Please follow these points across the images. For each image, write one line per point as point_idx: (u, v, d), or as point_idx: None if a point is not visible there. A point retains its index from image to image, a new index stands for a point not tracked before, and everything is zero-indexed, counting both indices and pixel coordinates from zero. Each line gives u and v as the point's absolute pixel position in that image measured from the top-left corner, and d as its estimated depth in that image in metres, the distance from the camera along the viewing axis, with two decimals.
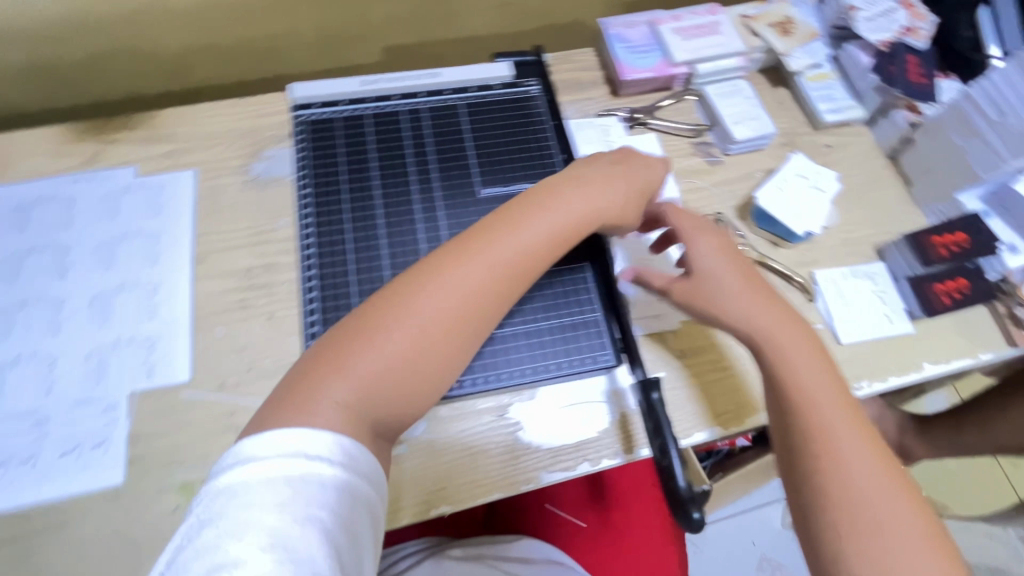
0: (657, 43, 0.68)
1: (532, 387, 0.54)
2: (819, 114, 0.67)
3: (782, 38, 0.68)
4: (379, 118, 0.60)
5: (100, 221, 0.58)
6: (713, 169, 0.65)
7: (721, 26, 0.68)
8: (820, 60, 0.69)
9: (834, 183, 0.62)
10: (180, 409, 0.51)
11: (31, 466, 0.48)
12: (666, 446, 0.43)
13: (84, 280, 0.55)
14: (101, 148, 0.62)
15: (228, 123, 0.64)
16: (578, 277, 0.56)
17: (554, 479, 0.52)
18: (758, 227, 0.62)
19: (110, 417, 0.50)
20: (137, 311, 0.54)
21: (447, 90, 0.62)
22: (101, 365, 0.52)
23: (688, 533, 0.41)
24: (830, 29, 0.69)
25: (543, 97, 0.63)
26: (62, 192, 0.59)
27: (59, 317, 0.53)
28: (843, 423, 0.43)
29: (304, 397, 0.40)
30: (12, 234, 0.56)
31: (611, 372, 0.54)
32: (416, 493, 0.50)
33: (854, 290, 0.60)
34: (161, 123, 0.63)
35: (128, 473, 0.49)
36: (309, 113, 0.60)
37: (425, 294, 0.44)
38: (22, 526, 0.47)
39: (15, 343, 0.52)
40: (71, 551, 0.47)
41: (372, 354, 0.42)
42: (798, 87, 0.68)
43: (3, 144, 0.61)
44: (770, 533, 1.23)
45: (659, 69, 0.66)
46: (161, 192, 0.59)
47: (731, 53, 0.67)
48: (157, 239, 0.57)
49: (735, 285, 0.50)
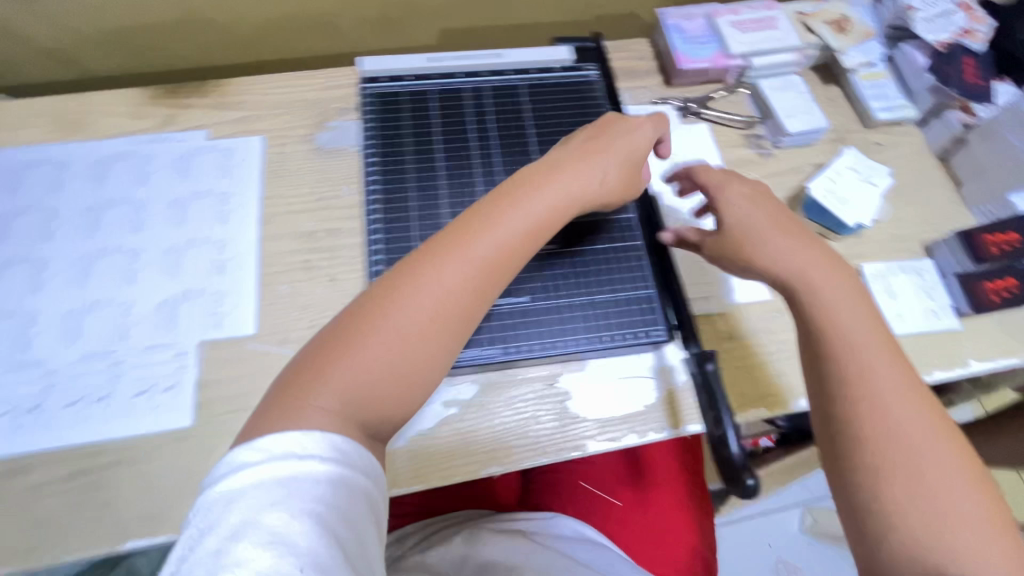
0: (713, 35, 0.69)
1: (584, 358, 0.55)
2: (872, 113, 0.68)
3: (838, 36, 0.69)
4: (444, 94, 0.62)
5: (173, 179, 0.60)
6: (764, 160, 0.67)
7: (778, 21, 0.70)
8: (874, 59, 0.70)
9: (886, 178, 0.62)
10: (247, 360, 0.53)
11: (107, 404, 0.51)
12: (722, 416, 0.45)
13: (158, 234, 0.58)
14: (175, 111, 0.64)
15: (295, 93, 0.66)
16: (633, 256, 0.58)
17: (601, 449, 0.53)
18: (807, 218, 0.63)
19: (180, 363, 0.53)
20: (207, 266, 0.57)
21: (509, 71, 0.64)
22: (173, 314, 0.54)
23: (742, 498, 0.42)
24: (887, 29, 0.71)
25: (602, 81, 0.65)
26: (139, 151, 0.61)
27: (134, 267, 0.56)
28: (885, 374, 0.43)
29: (291, 406, 0.39)
30: (92, 188, 0.59)
31: (661, 349, 0.56)
32: (467, 452, 0.52)
33: (901, 284, 0.60)
34: (232, 90, 0.66)
35: (196, 417, 0.51)
36: (377, 87, 0.63)
37: (411, 290, 0.42)
38: (97, 460, 0.49)
39: (93, 289, 0.55)
40: (141, 487, 0.49)
41: (357, 358, 0.40)
42: (852, 85, 0.69)
43: (83, 102, 0.64)
44: (788, 536, 1.23)
45: (715, 60, 0.68)
46: (231, 156, 0.62)
47: (787, 48, 0.68)
48: (226, 199, 0.60)
49: (776, 233, 0.50)
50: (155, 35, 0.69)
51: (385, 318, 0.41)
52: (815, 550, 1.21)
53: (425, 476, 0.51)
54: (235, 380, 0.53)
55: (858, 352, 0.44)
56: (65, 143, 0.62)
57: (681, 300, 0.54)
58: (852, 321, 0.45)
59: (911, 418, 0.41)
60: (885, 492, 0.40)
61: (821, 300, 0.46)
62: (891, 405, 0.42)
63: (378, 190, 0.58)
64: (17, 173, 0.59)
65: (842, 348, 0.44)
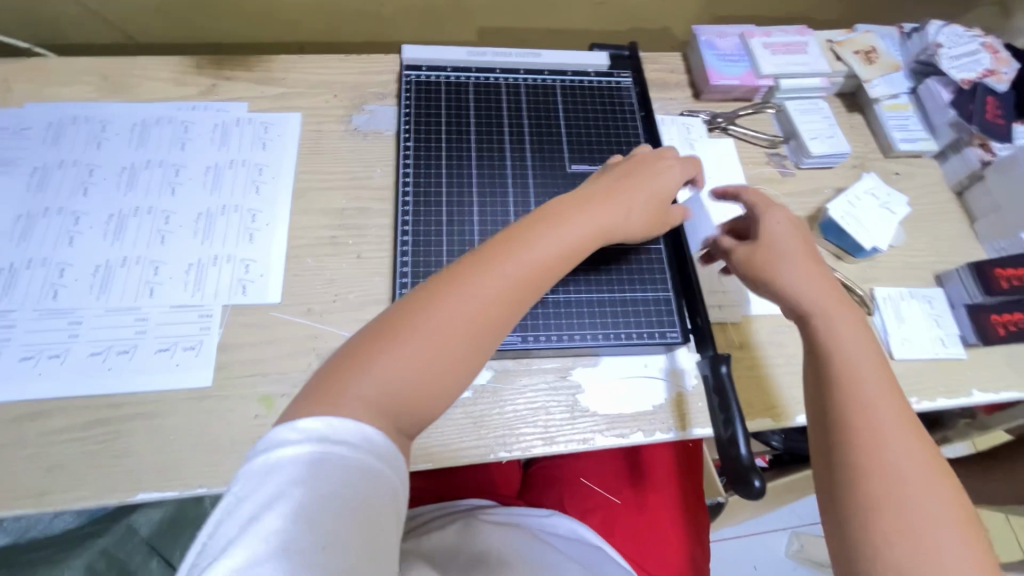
0: (745, 55, 0.71)
1: (598, 353, 0.56)
2: (894, 142, 0.70)
3: (866, 66, 0.71)
4: (481, 87, 0.64)
5: (211, 147, 0.62)
6: (785, 179, 0.68)
7: (809, 46, 0.72)
8: (899, 91, 0.72)
9: (904, 207, 0.64)
10: (269, 327, 0.54)
11: (130, 357, 0.52)
12: (731, 418, 0.47)
13: (191, 198, 0.59)
14: (216, 82, 0.66)
15: (334, 75, 0.68)
16: (654, 258, 0.59)
17: (609, 443, 0.53)
18: (825, 239, 0.64)
19: (205, 324, 0.54)
20: (237, 233, 0.58)
21: (545, 72, 0.66)
22: (201, 276, 0.56)
23: (748, 499, 0.43)
24: (913, 64, 0.72)
25: (634, 89, 0.67)
26: (179, 117, 0.63)
27: (166, 227, 0.57)
28: (888, 405, 0.41)
29: (327, 394, 0.35)
30: (131, 148, 0.61)
31: (673, 352, 0.57)
32: (477, 435, 0.52)
33: (911, 310, 0.62)
34: (274, 67, 0.68)
35: (216, 377, 0.52)
36: (417, 75, 0.64)
37: (450, 298, 0.39)
38: (116, 411, 0.50)
39: (126, 245, 0.56)
40: (155, 440, 0.49)
41: (397, 357, 0.37)
42: (875, 115, 0.72)
43: (129, 65, 0.66)
44: (774, 560, 1.23)
45: (745, 78, 0.69)
46: (268, 129, 0.64)
47: (815, 72, 0.70)
48: (261, 170, 0.61)
49: (793, 261, 0.49)
50: (205, 8, 0.71)
51: (422, 321, 0.38)
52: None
53: (433, 455, 0.51)
54: (256, 345, 0.54)
55: (862, 379, 0.42)
56: (107, 102, 0.63)
57: (699, 304, 0.55)
58: (855, 349, 0.44)
59: (907, 448, 0.39)
60: (866, 516, 0.37)
61: (829, 325, 0.46)
62: (889, 434, 0.40)
63: (411, 174, 0.60)
64: (59, 127, 0.61)
65: (845, 374, 0.43)
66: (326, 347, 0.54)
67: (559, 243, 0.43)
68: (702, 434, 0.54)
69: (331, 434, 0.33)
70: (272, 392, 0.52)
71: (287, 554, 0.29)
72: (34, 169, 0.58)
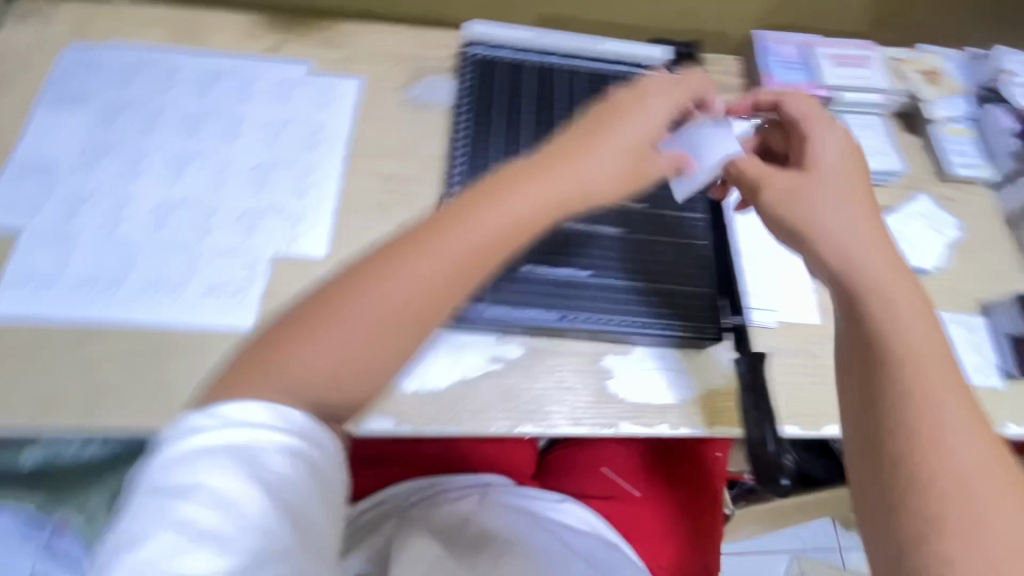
0: (806, 64, 0.71)
1: (634, 342, 0.56)
2: (950, 165, 0.69)
3: (930, 86, 0.71)
4: (539, 70, 0.66)
5: (272, 102, 0.63)
6: None
7: (870, 61, 0.71)
8: (960, 115, 0.71)
9: (953, 230, 0.66)
10: (312, 281, 0.56)
11: (177, 294, 0.53)
12: (759, 420, 0.52)
13: (250, 149, 0.61)
14: (283, 41, 0.67)
15: (396, 45, 0.69)
16: (697, 255, 0.60)
17: (635, 433, 0.54)
18: None
19: (251, 271, 0.55)
20: (292, 188, 0.59)
21: (604, 60, 0.67)
22: (252, 224, 0.57)
23: (772, 494, 0.51)
24: (977, 89, 0.72)
25: None
26: (244, 71, 0.65)
27: (223, 174, 0.59)
28: (948, 388, 0.41)
29: (242, 380, 0.38)
30: (195, 96, 0.62)
31: (708, 350, 0.57)
32: (505, 406, 0.53)
33: (952, 335, 0.61)
34: (339, 32, 0.69)
35: (257, 323, 0.53)
36: (478, 52, 0.67)
37: (377, 276, 0.41)
38: (159, 344, 0.51)
39: (183, 187, 0.58)
40: (195, 375, 0.51)
41: (313, 343, 0.39)
42: (934, 136, 0.70)
43: (201, 18, 0.67)
44: None
45: (803, 87, 0.69)
46: (328, 91, 0.65)
47: (876, 89, 0.69)
48: (317, 130, 0.63)
49: (839, 211, 0.48)
50: None
51: (344, 308, 0.40)
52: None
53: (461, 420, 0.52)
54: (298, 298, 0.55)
55: (916, 362, 0.42)
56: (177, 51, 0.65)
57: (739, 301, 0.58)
58: (917, 333, 0.43)
59: (966, 428, 0.39)
60: (920, 499, 0.38)
61: (886, 301, 0.44)
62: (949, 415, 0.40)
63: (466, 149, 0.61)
64: (130, 69, 0.63)
65: (904, 358, 0.42)
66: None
67: (481, 231, 0.43)
68: (729, 434, 0.54)
69: (258, 438, 0.35)
70: None
71: (220, 537, 0.32)
72: (104, 107, 0.61)
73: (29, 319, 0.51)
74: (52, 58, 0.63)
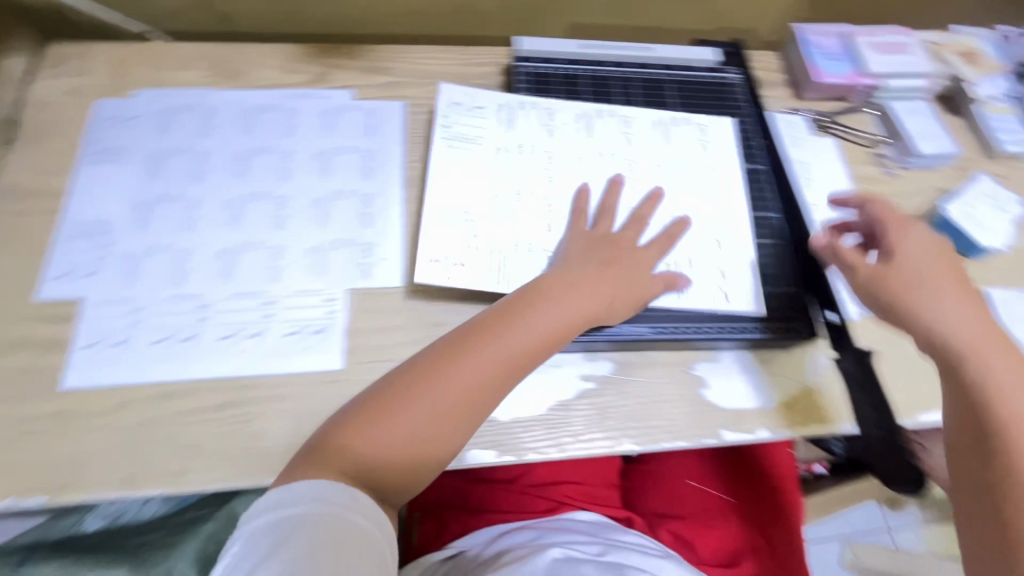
0: (848, 55, 0.77)
1: (719, 350, 0.61)
2: (998, 145, 0.75)
3: (968, 66, 0.79)
4: (593, 79, 0.70)
5: (320, 135, 0.67)
6: (888, 179, 0.73)
7: (909, 46, 0.78)
8: (1000, 94, 0.78)
9: (1017, 208, 0.71)
10: (395, 309, 0.59)
11: (261, 338, 0.56)
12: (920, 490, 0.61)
13: (315, 185, 0.64)
14: (327, 70, 0.71)
15: (439, 69, 0.73)
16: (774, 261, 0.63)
17: (730, 438, 0.58)
18: (937, 237, 0.69)
19: (331, 307, 0.58)
20: (630, 188, 0.64)
21: (655, 65, 0.72)
22: (321, 259, 0.60)
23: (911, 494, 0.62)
24: (1016, 66, 0.80)
25: (742, 84, 0.73)
26: (285, 104, 0.68)
27: (283, 211, 0.62)
28: None
29: (357, 428, 0.47)
30: (241, 134, 0.65)
31: (785, 374, 0.61)
32: (592, 435, 0.56)
33: (989, 216, 0.69)
34: (380, 58, 0.73)
35: (345, 361, 0.56)
36: (530, 66, 0.71)
37: (510, 330, 0.52)
38: (243, 393, 0.54)
39: (246, 229, 0.60)
40: (290, 420, 0.53)
41: (391, 422, 0.47)
42: (975, 116, 0.77)
43: (246, 55, 0.71)
44: (827, 570, 1.31)
45: (850, 77, 0.75)
46: (373, 117, 0.69)
47: (918, 75, 0.76)
48: (370, 156, 0.66)
49: (1010, 371, 0.49)
50: None
51: (496, 339, 0.51)
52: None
53: (514, 449, 0.55)
54: (372, 342, 0.57)
55: None
56: (216, 89, 0.68)
57: (798, 304, 0.62)
58: None
59: None
60: None
61: (1006, 405, 0.48)
62: None
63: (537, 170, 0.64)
64: (168, 115, 0.65)
65: None
66: None
67: (539, 328, 0.52)
68: (826, 430, 0.58)
69: None
70: None
71: None
72: (148, 157, 0.63)
73: (108, 384, 0.53)
74: (87, 109, 0.65)
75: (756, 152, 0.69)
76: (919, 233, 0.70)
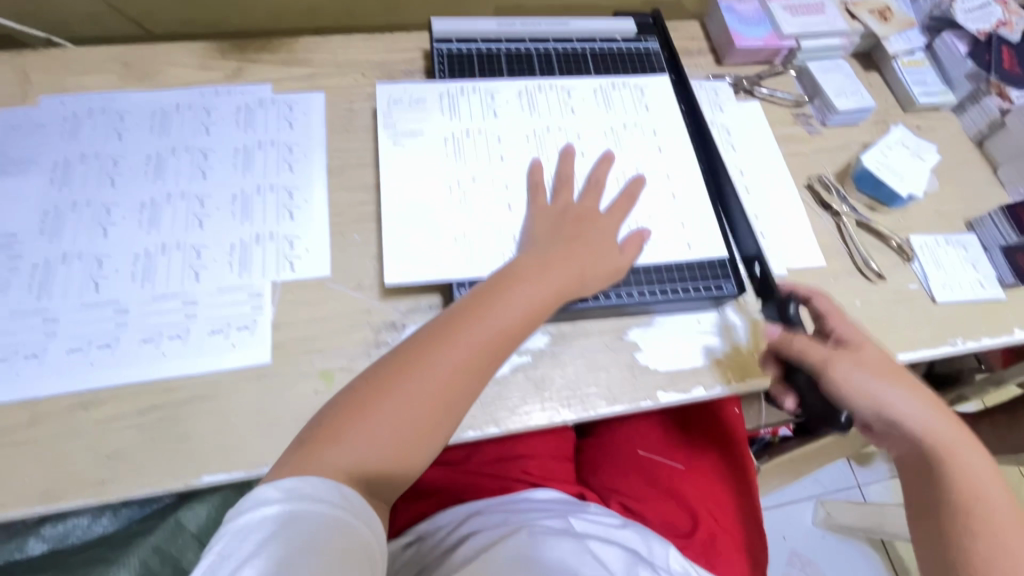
0: (766, 19, 0.78)
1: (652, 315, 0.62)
2: (912, 98, 0.78)
3: (881, 24, 0.79)
4: (512, 57, 0.70)
5: (239, 130, 0.65)
6: (811, 137, 0.75)
7: (826, 7, 0.79)
8: (915, 47, 0.80)
9: (934, 153, 0.71)
10: (324, 299, 0.58)
11: (184, 339, 0.55)
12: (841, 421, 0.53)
13: (235, 181, 0.62)
14: (243, 65, 0.70)
15: (358, 57, 0.73)
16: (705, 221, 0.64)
17: (668, 399, 0.58)
18: (860, 191, 0.71)
19: (257, 303, 0.57)
20: (582, 156, 0.65)
21: (574, 39, 0.72)
22: (244, 255, 0.59)
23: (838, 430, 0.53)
24: (926, 20, 0.82)
25: (662, 53, 0.73)
26: (200, 102, 0.66)
27: (202, 210, 0.60)
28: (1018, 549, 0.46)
29: (337, 429, 0.44)
30: (155, 135, 0.64)
31: (717, 332, 0.62)
32: (528, 408, 0.56)
33: (897, 161, 0.70)
34: (298, 49, 0.72)
35: (274, 355, 0.55)
36: (448, 47, 0.70)
37: (489, 313, 0.49)
38: (166, 396, 0.53)
39: (164, 230, 0.59)
40: (217, 418, 0.52)
41: (374, 417, 0.44)
42: (893, 71, 0.79)
43: (157, 55, 0.69)
44: (801, 529, 1.33)
45: (768, 40, 0.77)
46: (293, 109, 0.68)
47: (835, 33, 0.77)
48: (290, 148, 0.65)
49: (978, 466, 0.50)
50: None
51: (475, 323, 0.48)
52: (828, 542, 1.32)
53: None
54: (301, 334, 0.57)
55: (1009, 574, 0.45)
56: (127, 91, 0.66)
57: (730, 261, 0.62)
58: None
59: None
60: None
61: (968, 495, 0.48)
62: None
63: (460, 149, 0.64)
64: (76, 120, 0.64)
65: None
66: (379, 320, 0.58)
67: (517, 308, 0.50)
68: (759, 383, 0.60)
69: None
70: (329, 367, 0.55)
71: None
72: (56, 165, 0.61)
73: (22, 398, 0.51)
74: None
75: (682, 117, 0.70)
76: (843, 187, 0.72)
